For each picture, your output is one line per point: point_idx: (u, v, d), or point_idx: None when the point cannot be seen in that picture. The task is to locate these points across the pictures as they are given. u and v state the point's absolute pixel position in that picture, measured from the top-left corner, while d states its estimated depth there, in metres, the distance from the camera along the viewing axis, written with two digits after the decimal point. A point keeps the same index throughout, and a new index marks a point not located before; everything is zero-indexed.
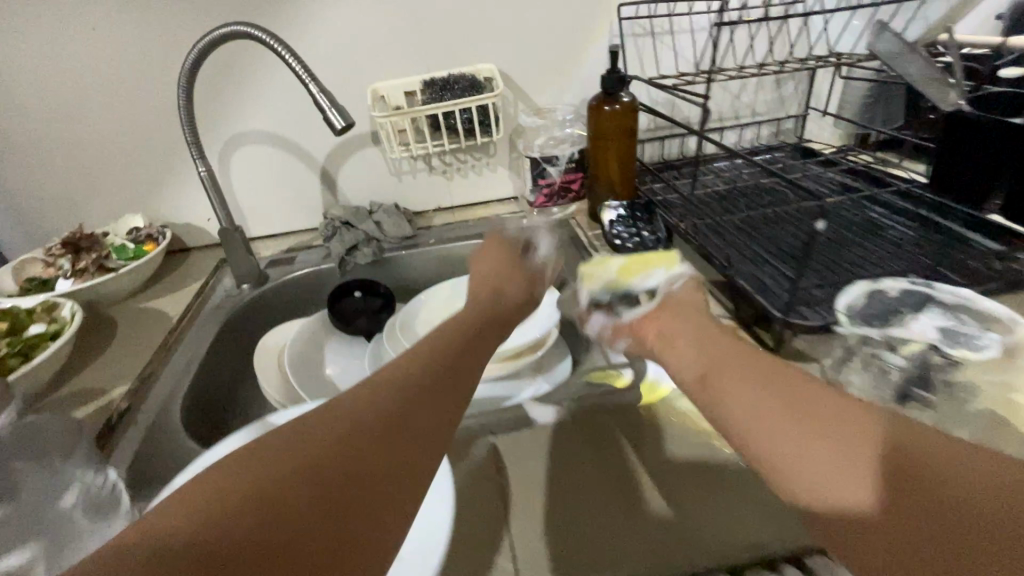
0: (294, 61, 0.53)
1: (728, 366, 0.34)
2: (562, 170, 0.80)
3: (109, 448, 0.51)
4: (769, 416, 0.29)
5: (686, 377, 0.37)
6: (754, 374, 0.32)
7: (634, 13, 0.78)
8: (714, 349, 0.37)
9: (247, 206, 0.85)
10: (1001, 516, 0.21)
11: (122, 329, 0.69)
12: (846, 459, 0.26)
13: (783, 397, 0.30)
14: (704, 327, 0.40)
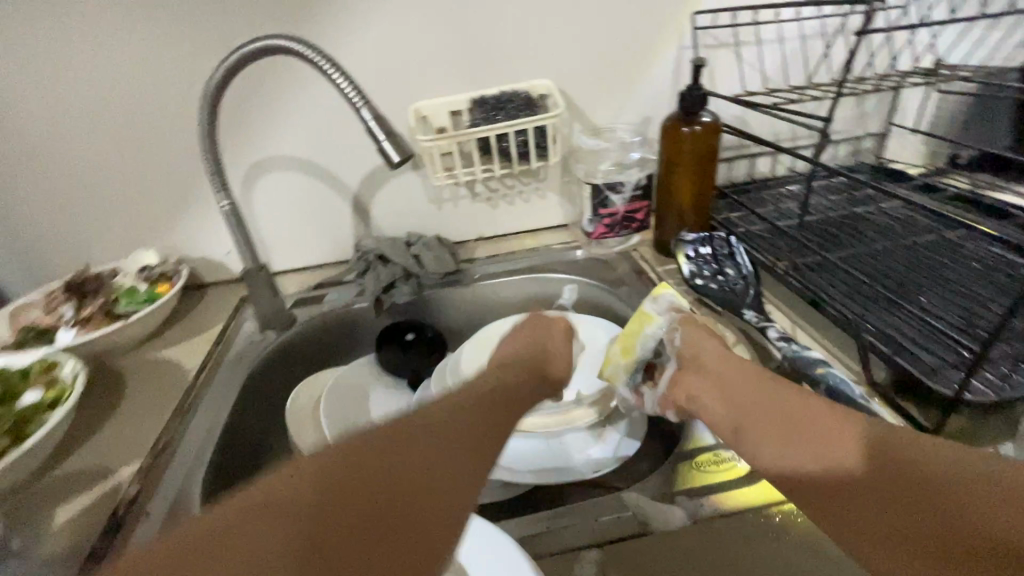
0: (340, 80, 0.44)
1: (757, 414, 0.43)
2: (626, 198, 0.72)
3: (115, 551, 0.42)
4: (796, 457, 0.39)
5: (723, 432, 0.45)
6: (784, 424, 0.40)
7: (709, 22, 0.69)
8: (747, 406, 0.44)
9: (271, 238, 0.77)
10: (984, 518, 0.31)
11: (132, 386, 0.60)
12: (852, 485, 0.36)
13: (794, 438, 0.39)
14: (726, 379, 0.47)
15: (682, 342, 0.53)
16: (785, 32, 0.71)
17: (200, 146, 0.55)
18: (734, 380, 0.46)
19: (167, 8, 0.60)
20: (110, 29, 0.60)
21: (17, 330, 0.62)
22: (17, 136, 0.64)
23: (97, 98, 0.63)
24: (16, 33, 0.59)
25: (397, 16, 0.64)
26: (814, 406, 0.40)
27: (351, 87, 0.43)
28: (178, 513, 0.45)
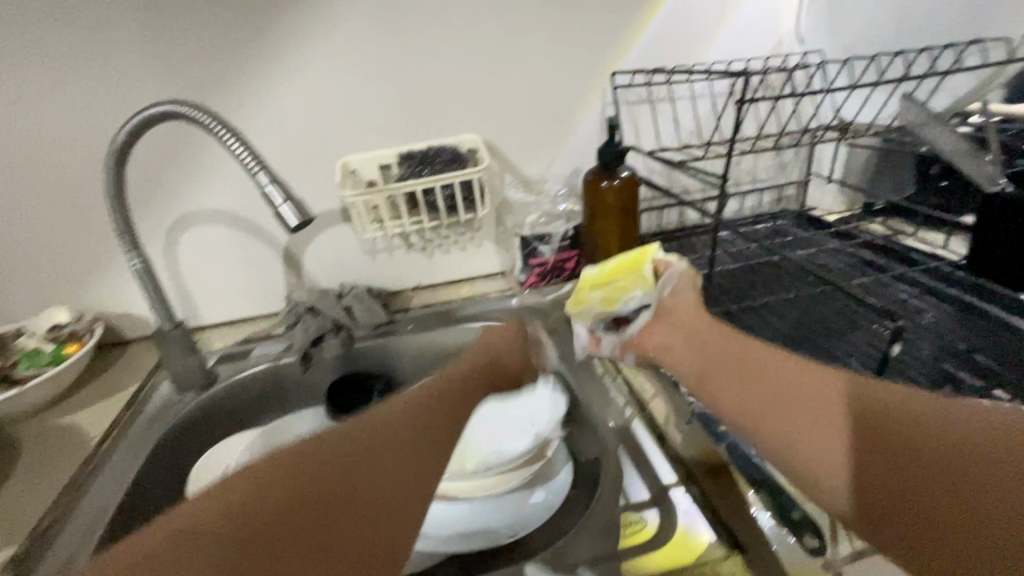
0: (238, 145, 0.44)
1: (722, 369, 0.47)
2: (554, 248, 0.73)
3: None
4: (763, 422, 0.43)
5: (687, 380, 0.49)
6: (750, 391, 0.45)
7: (629, 81, 0.72)
8: (708, 356, 0.49)
9: (199, 292, 0.75)
10: (984, 486, 0.34)
11: (24, 457, 0.56)
12: (823, 460, 0.39)
13: (765, 405, 0.43)
14: (704, 343, 0.50)
15: (669, 293, 0.54)
16: (701, 90, 0.75)
17: (107, 205, 0.54)
18: (705, 343, 0.50)
19: (81, 67, 0.59)
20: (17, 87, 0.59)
21: None
22: None
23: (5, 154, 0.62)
24: None
25: (322, 75, 0.65)
26: (769, 371, 0.45)
27: (249, 153, 0.43)
28: None
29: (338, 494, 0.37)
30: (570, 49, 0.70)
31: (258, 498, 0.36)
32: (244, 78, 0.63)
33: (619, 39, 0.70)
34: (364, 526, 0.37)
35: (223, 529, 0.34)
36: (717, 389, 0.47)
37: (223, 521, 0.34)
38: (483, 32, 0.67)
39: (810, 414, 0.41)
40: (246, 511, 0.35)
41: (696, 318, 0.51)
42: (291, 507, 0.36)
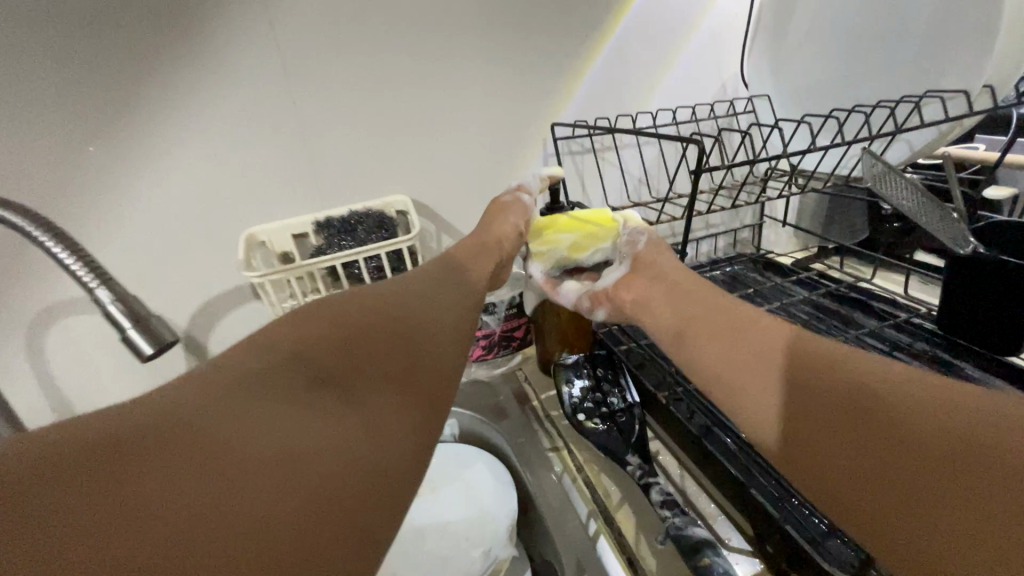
0: (62, 250, 0.33)
1: (705, 323, 0.43)
2: (501, 319, 0.65)
3: None
4: (741, 365, 0.38)
5: (666, 333, 0.46)
6: (725, 339, 0.40)
7: (570, 131, 0.67)
8: (692, 310, 0.45)
9: (76, 393, 0.62)
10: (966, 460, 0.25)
11: None
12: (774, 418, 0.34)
13: (738, 356, 0.39)
14: (681, 295, 0.47)
15: (644, 244, 0.55)
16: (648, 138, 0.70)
17: None
18: (684, 296, 0.47)
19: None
20: None
21: None
22: None
23: None
24: None
25: (212, 138, 0.55)
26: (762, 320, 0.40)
27: (85, 265, 0.33)
28: None
29: (372, 344, 0.37)
30: (504, 100, 0.63)
31: (307, 357, 0.34)
32: (108, 146, 0.52)
33: (556, 89, 0.65)
34: (376, 435, 0.31)
35: (247, 400, 0.29)
36: (701, 337, 0.42)
37: (240, 386, 0.30)
38: (404, 85, 0.59)
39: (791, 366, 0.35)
40: (276, 379, 0.31)
41: (668, 283, 0.49)
42: (329, 373, 0.33)
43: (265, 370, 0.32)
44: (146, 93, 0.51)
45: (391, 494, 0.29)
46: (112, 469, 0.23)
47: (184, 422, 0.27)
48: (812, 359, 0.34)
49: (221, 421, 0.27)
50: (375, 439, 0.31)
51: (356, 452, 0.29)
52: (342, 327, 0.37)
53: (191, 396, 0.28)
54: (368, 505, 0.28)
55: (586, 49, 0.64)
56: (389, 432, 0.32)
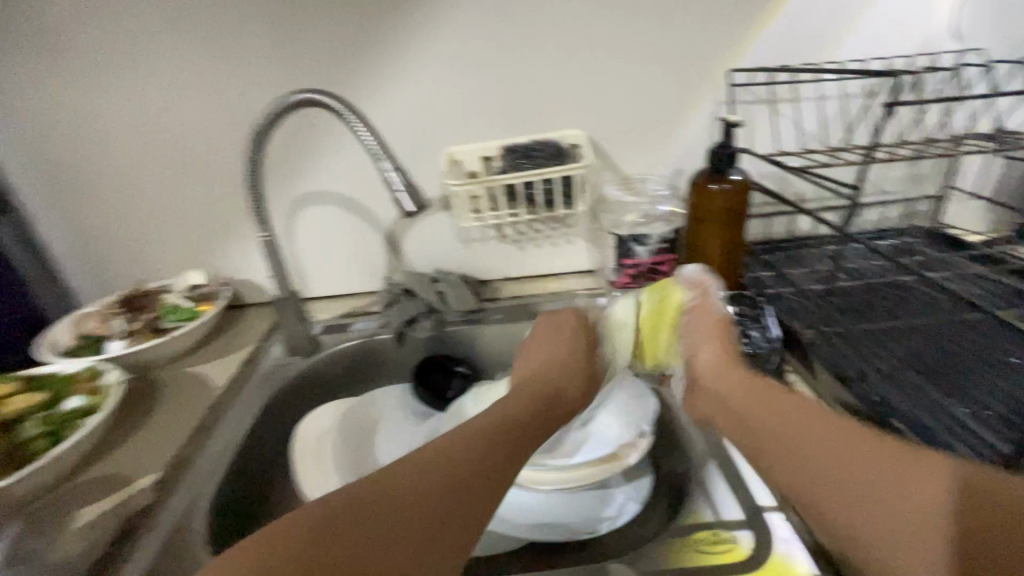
0: (365, 132, 0.48)
1: (772, 446, 0.45)
2: (652, 250, 0.69)
3: (133, 544, 0.45)
4: (830, 495, 0.40)
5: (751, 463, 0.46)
6: (803, 466, 0.42)
7: (748, 80, 0.69)
8: (762, 433, 0.46)
9: (309, 266, 0.81)
10: None
11: (165, 399, 0.64)
12: (892, 542, 0.37)
13: (845, 487, 0.40)
14: (753, 409, 0.48)
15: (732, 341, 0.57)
16: (829, 90, 0.69)
17: (246, 184, 0.61)
18: (762, 397, 0.48)
19: (236, 52, 0.68)
20: (181, 71, 0.69)
21: (74, 334, 0.69)
22: (128, 163, 0.74)
23: (169, 131, 0.72)
24: (103, 72, 0.69)
25: (435, 64, 0.68)
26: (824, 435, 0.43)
27: (373, 138, 0.47)
28: (180, 532, 0.46)
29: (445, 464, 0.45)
30: (684, 43, 0.68)
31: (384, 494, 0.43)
32: (364, 61, 0.68)
33: (739, 35, 0.67)
34: (485, 454, 0.47)
35: (423, 529, 0.42)
36: (777, 449, 0.44)
37: (414, 506, 0.43)
38: (594, 24, 0.67)
39: (887, 478, 0.39)
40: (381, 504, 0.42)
41: (735, 387, 0.51)
42: (469, 446, 0.47)
43: (418, 509, 0.43)
44: (400, 26, 0.67)
45: (499, 482, 0.46)
46: (339, 568, 0.38)
47: (370, 520, 0.41)
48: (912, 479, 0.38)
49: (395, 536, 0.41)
50: (488, 449, 0.47)
51: (478, 451, 0.47)
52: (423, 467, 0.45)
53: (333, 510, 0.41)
54: (488, 494, 0.45)
55: None
56: (492, 451, 0.47)
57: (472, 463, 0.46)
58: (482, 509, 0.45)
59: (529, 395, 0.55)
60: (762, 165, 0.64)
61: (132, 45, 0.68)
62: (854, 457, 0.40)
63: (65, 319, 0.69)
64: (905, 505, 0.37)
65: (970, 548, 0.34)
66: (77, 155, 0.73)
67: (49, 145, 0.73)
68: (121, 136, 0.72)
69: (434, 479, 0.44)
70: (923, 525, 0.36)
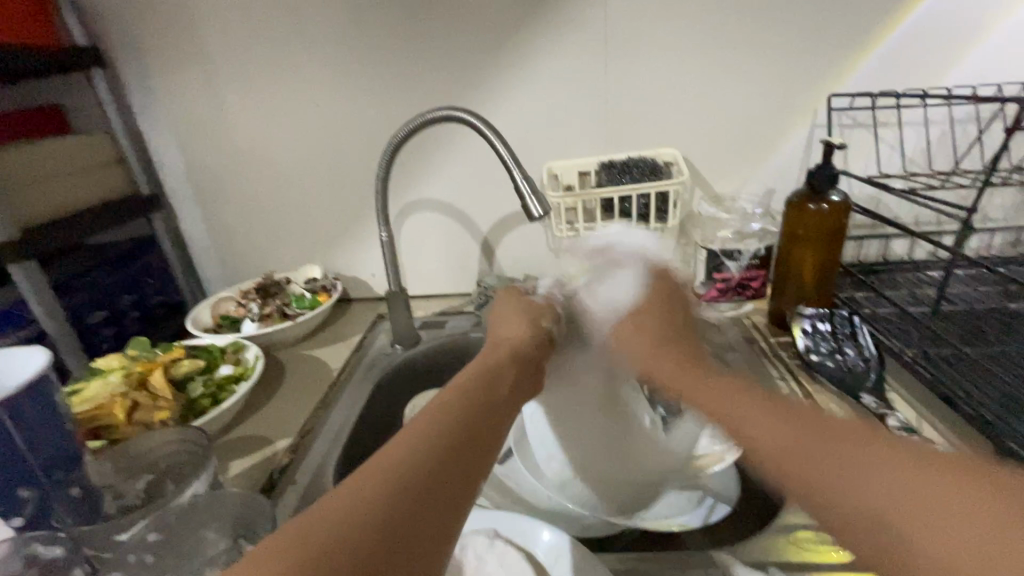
0: (498, 144, 0.54)
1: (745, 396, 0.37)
2: (743, 266, 0.72)
3: (276, 495, 0.51)
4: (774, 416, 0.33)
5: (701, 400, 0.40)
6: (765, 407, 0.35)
7: (848, 104, 0.70)
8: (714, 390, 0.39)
9: (410, 267, 0.88)
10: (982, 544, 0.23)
11: (289, 377, 0.71)
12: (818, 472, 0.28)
13: (822, 433, 0.30)
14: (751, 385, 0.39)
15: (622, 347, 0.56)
16: (935, 115, 0.69)
17: (376, 187, 0.68)
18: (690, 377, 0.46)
19: (371, 76, 0.77)
20: (323, 90, 0.79)
21: (214, 314, 0.79)
22: (268, 168, 0.85)
23: (304, 142, 0.83)
24: (257, 91, 0.80)
25: (544, 88, 0.75)
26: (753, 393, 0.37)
27: (505, 148, 0.53)
28: (315, 490, 0.52)
29: (483, 392, 0.40)
30: (783, 69, 0.71)
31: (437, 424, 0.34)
32: (479, 84, 0.76)
33: (839, 61, 0.69)
34: (477, 409, 0.37)
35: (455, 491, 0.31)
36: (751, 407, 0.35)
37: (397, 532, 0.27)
38: (695, 52, 0.71)
39: (937, 472, 0.26)
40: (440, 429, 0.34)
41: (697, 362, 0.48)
42: (466, 392, 0.39)
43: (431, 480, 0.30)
44: (514, 54, 0.74)
45: (504, 411, 0.40)
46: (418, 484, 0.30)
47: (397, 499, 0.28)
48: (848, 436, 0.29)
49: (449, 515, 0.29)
50: (482, 389, 0.40)
51: (474, 395, 0.39)
52: (459, 402, 0.37)
53: (356, 490, 0.28)
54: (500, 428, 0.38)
55: (890, 16, 0.66)
56: (482, 390, 0.40)
57: (467, 411, 0.36)
58: (492, 457, 0.35)
59: (504, 353, 0.48)
60: (865, 186, 0.64)
61: (283, 68, 0.79)
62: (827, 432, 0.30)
63: (206, 301, 0.79)
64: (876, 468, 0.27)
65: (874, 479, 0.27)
66: (226, 161, 0.85)
67: (207, 151, 0.85)
68: (265, 144, 0.83)
69: (433, 451, 0.32)
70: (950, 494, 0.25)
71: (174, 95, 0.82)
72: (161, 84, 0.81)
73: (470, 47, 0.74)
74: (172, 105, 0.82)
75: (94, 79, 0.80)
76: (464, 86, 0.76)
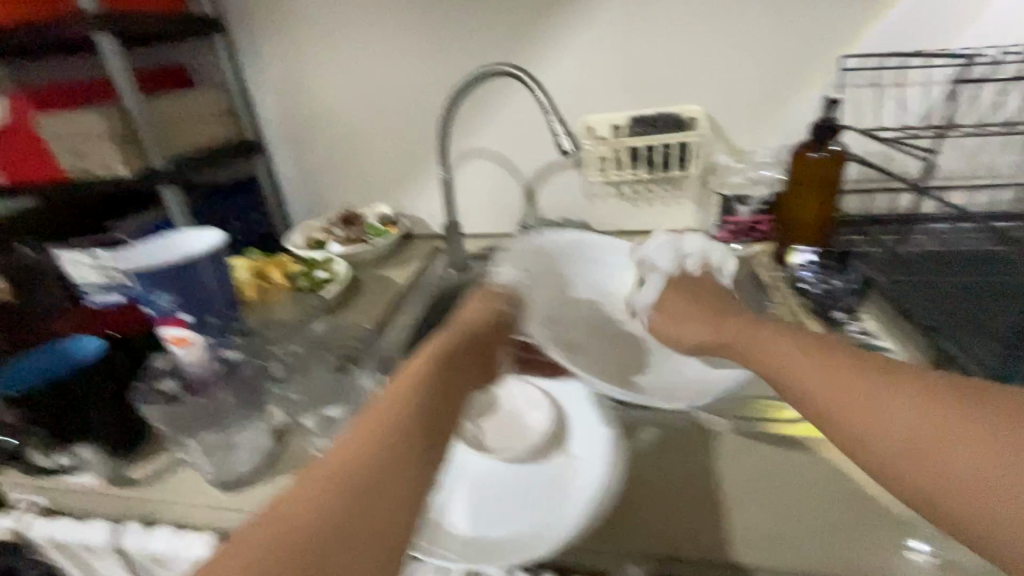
0: (540, 94, 0.67)
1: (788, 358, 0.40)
2: (752, 209, 0.85)
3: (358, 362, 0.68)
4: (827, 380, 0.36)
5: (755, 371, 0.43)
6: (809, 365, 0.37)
7: (859, 65, 0.77)
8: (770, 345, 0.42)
9: (463, 209, 1.03)
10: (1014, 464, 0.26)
11: (365, 288, 0.88)
12: (878, 423, 0.31)
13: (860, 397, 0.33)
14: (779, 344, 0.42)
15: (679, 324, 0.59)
16: (941, 77, 0.76)
17: (437, 134, 0.83)
18: (744, 338, 0.45)
19: (436, 39, 0.90)
20: (395, 50, 0.93)
21: (304, 238, 0.97)
22: (347, 119, 1.01)
23: (378, 96, 0.97)
24: (341, 52, 0.95)
25: (584, 49, 0.86)
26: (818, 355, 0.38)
27: (544, 98, 0.66)
28: (387, 361, 0.68)
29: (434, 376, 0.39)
30: (803, 34, 0.78)
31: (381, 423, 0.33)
32: (528, 46, 0.88)
33: (854, 25, 0.76)
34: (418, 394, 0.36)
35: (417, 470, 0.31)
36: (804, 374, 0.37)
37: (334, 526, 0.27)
38: (722, 16, 0.80)
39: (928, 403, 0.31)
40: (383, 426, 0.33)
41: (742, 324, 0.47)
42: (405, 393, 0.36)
43: (337, 522, 0.27)
44: (560, 18, 0.85)
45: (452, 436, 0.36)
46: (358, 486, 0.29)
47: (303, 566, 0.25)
48: (883, 390, 0.33)
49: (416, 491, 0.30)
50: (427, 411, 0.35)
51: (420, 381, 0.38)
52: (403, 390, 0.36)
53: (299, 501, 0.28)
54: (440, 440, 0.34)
55: None
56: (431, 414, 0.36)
57: (397, 436, 0.32)
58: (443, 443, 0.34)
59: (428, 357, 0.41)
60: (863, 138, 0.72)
61: (363, 32, 0.93)
62: (868, 382, 0.34)
63: (298, 227, 0.97)
64: (893, 412, 0.32)
65: (934, 437, 0.29)
66: (313, 112, 1.01)
67: (298, 103, 1.01)
68: (345, 98, 0.99)
69: (349, 497, 0.28)
70: (924, 439, 0.29)
71: (275, 57, 0.98)
72: (263, 45, 0.97)
73: (523, 14, 0.86)
74: (273, 64, 0.99)
75: (214, 41, 0.97)
76: (516, 48, 0.88)
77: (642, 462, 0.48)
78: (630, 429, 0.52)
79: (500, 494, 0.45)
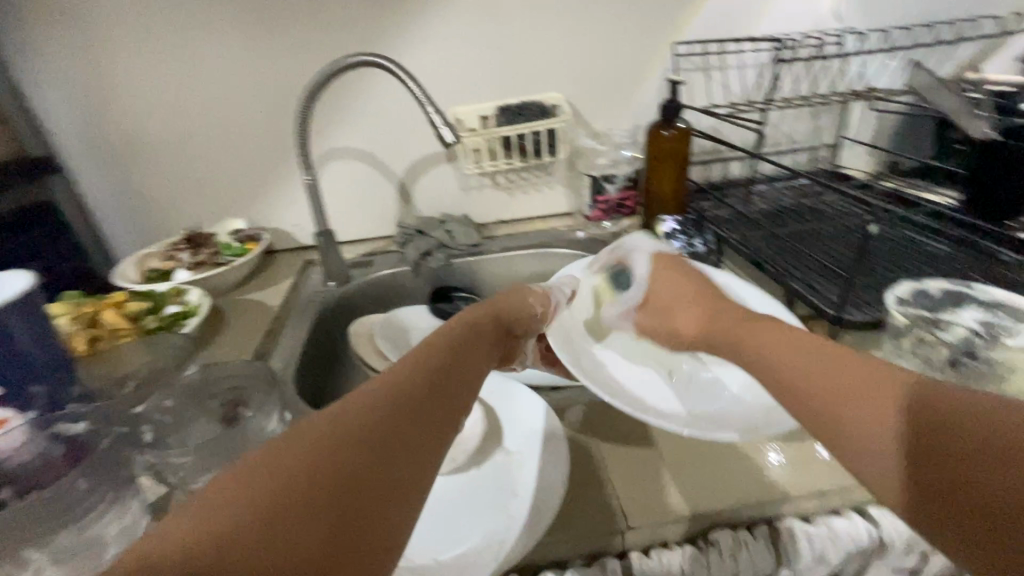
0: (411, 86, 0.63)
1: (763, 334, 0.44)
2: (618, 187, 0.91)
3: None
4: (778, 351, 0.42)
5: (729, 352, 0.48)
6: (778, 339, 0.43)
7: (688, 51, 0.87)
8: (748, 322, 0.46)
9: (332, 214, 0.95)
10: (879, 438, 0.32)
11: (232, 316, 0.77)
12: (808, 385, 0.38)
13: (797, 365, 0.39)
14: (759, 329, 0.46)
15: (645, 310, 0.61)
16: (750, 60, 0.89)
17: (295, 135, 0.74)
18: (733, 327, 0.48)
19: (273, 27, 0.80)
20: (223, 41, 0.80)
21: (140, 270, 0.81)
22: (172, 124, 0.85)
23: (208, 96, 0.84)
24: (152, 44, 0.80)
25: (440, 39, 0.84)
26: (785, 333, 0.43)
27: (416, 89, 0.62)
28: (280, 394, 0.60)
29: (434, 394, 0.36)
30: (640, 23, 0.85)
31: (352, 428, 0.31)
32: (382, 35, 0.83)
33: (680, 15, 0.86)
34: (400, 402, 0.34)
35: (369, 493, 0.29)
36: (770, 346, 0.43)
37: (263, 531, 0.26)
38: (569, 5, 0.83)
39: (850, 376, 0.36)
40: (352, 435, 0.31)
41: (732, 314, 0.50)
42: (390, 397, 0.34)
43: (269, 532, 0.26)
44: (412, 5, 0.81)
45: (435, 435, 0.34)
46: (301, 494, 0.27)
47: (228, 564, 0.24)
48: (819, 370, 0.38)
49: (370, 523, 0.28)
50: (386, 402, 0.33)
51: (414, 386, 0.35)
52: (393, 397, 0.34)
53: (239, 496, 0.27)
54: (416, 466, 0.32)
55: None
56: (393, 406, 0.33)
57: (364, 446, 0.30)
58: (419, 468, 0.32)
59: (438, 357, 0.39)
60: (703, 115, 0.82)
61: (177, 20, 0.79)
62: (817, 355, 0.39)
63: (129, 258, 0.81)
64: (810, 369, 0.38)
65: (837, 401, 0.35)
66: (124, 117, 0.84)
67: (101, 107, 0.83)
68: (167, 99, 0.83)
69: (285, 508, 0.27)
70: (830, 407, 0.36)
71: (57, 52, 0.79)
72: (38, 37, 0.78)
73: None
74: (57, 61, 0.79)
75: None
76: (368, 38, 0.82)
77: (577, 440, 0.50)
78: (560, 411, 0.53)
79: (449, 509, 0.42)
